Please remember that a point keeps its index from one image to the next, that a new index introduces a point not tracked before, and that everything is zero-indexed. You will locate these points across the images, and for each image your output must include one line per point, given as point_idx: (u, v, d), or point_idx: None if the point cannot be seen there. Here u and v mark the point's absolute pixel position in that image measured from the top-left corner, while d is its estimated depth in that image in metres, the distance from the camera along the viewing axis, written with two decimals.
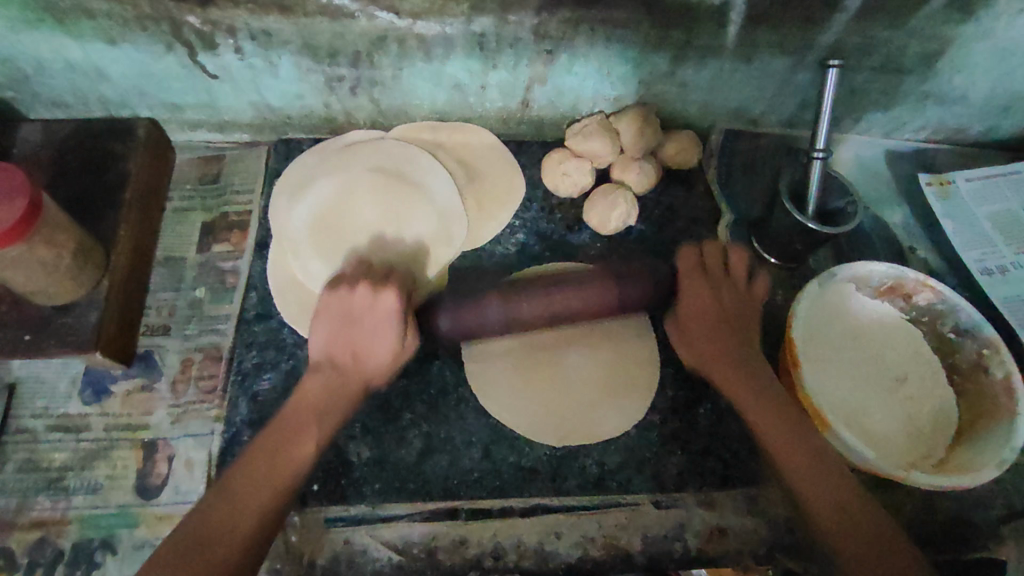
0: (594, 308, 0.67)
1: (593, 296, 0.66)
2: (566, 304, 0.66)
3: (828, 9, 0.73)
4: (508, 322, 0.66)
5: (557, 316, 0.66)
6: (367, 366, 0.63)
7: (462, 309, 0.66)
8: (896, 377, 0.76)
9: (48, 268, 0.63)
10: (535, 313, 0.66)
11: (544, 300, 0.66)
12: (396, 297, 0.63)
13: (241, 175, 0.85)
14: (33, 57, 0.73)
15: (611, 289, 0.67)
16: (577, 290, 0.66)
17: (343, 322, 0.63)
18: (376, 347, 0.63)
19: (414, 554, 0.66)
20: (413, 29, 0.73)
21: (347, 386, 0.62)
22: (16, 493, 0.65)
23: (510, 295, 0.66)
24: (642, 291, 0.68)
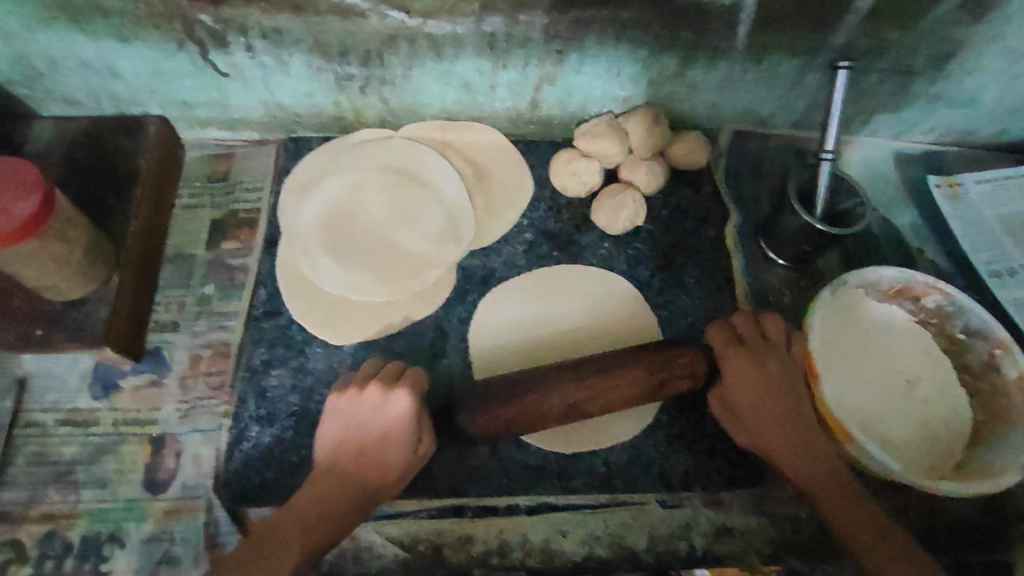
0: (630, 399, 0.62)
1: (628, 383, 0.61)
2: (600, 395, 0.61)
3: (839, 10, 0.73)
4: (538, 418, 0.61)
5: (590, 408, 0.61)
6: (376, 475, 0.59)
7: (488, 407, 0.61)
8: (909, 381, 0.76)
9: (60, 263, 0.63)
10: (567, 405, 0.60)
11: (576, 394, 0.60)
12: (411, 400, 0.59)
13: (251, 173, 0.85)
14: (46, 54, 0.74)
15: (646, 376, 0.61)
16: (612, 381, 0.61)
17: (352, 422, 0.60)
18: (386, 457, 0.59)
19: (420, 551, 0.67)
20: (423, 28, 0.73)
21: (356, 497, 0.58)
22: (26, 487, 0.65)
23: (539, 389, 0.61)
24: (679, 375, 0.62)
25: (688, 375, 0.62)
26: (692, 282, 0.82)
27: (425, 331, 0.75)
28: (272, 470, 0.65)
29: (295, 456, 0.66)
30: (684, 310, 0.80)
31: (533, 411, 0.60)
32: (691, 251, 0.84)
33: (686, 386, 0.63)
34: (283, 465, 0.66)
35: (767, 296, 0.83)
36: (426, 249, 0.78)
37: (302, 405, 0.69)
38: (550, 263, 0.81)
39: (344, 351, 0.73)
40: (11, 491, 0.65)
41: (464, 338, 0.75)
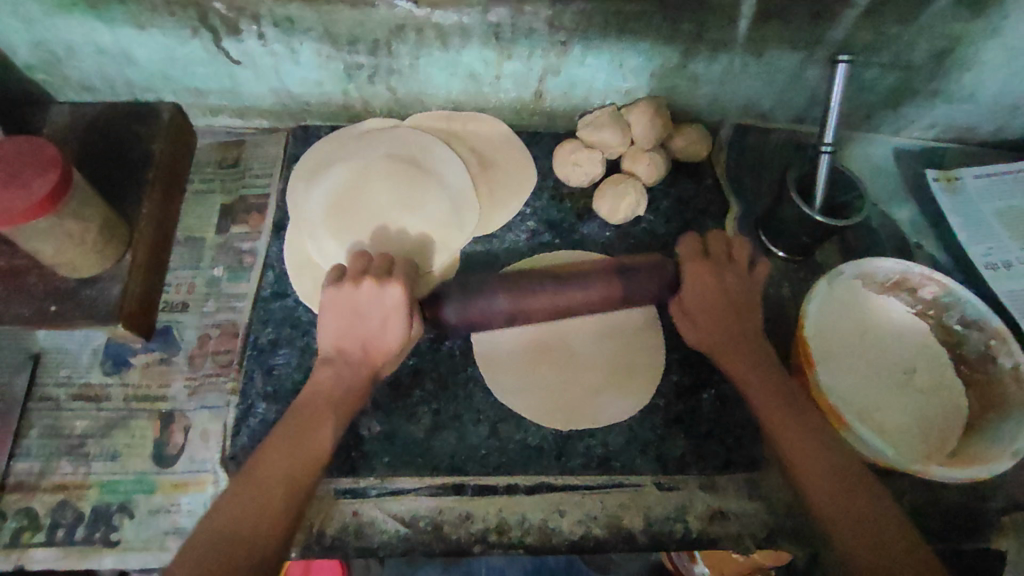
0: (601, 294, 0.69)
1: (600, 277, 0.69)
2: (575, 287, 0.69)
3: (839, 4, 0.74)
4: (520, 307, 0.68)
5: (567, 298, 0.68)
6: (377, 351, 0.65)
7: (473, 299, 0.68)
8: (906, 370, 0.77)
9: (76, 241, 0.65)
10: (548, 296, 0.68)
11: (553, 286, 0.68)
12: (404, 288, 0.65)
13: (260, 160, 0.87)
14: (65, 41, 0.76)
15: (615, 276, 0.69)
16: (583, 275, 0.70)
17: (351, 311, 0.65)
18: (386, 336, 0.64)
19: (420, 527, 0.67)
20: (431, 18, 0.75)
21: (360, 372, 0.64)
22: (40, 458, 0.67)
23: (523, 283, 0.68)
24: (643, 288, 0.70)
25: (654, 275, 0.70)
26: None
27: None
28: None
29: None
30: None
31: (514, 299, 0.68)
32: None
33: (653, 287, 0.70)
34: None
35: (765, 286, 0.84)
36: (432, 231, 0.79)
37: (307, 383, 0.70)
38: (552, 251, 0.83)
39: None
40: (25, 462, 0.67)
41: None
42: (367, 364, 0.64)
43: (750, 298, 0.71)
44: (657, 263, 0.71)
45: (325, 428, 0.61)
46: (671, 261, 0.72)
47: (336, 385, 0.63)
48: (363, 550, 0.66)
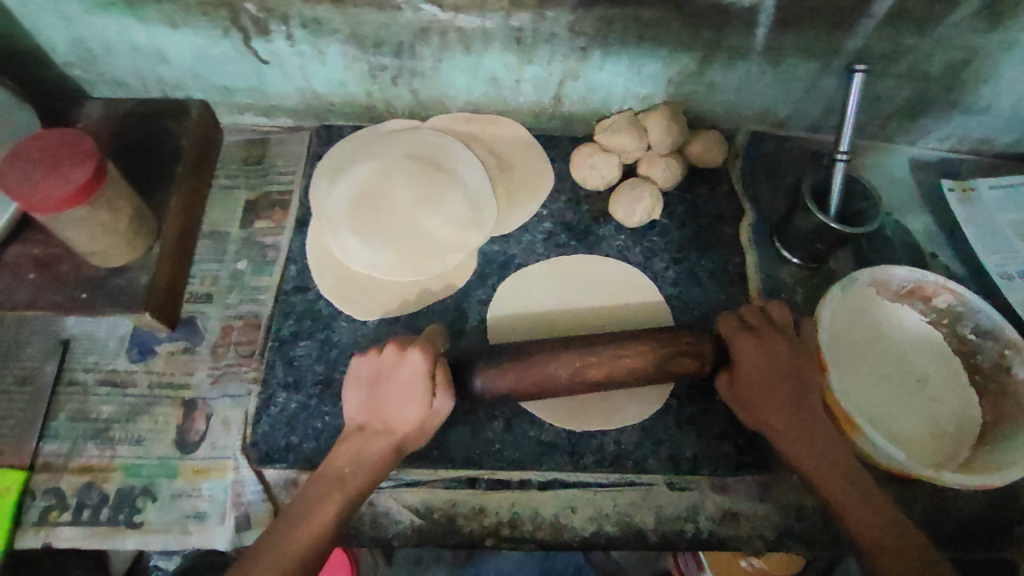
0: (633, 380, 0.65)
1: (633, 368, 0.64)
2: (603, 379, 0.64)
3: (856, 14, 0.75)
4: (545, 392, 0.65)
5: (594, 389, 0.65)
6: (404, 428, 0.61)
7: (500, 376, 0.65)
8: (919, 379, 0.77)
9: (108, 230, 0.67)
10: (575, 384, 0.64)
11: (580, 378, 0.64)
12: (427, 357, 0.61)
13: (285, 158, 0.89)
14: (102, 38, 0.79)
15: (649, 365, 0.64)
16: (616, 366, 0.64)
17: (377, 387, 0.62)
18: (407, 412, 0.61)
19: (434, 518, 0.69)
20: (455, 22, 0.77)
21: (384, 449, 0.61)
22: (67, 440, 0.69)
23: (546, 368, 0.64)
24: (678, 361, 0.65)
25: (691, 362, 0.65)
26: (705, 276, 0.84)
27: (446, 311, 0.78)
28: (297, 434, 0.69)
29: (319, 421, 0.69)
30: (697, 302, 0.82)
31: (542, 387, 0.64)
32: (706, 246, 0.86)
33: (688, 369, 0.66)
34: (307, 430, 0.69)
35: (778, 291, 0.85)
36: (450, 230, 0.81)
37: (326, 374, 0.72)
38: (569, 253, 0.84)
39: (367, 326, 0.76)
40: (52, 443, 0.69)
41: (483, 318, 0.78)
42: (390, 440, 0.61)
43: (806, 372, 0.65)
44: (698, 341, 0.66)
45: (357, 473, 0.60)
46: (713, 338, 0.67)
47: (364, 455, 0.61)
48: (379, 539, 0.68)
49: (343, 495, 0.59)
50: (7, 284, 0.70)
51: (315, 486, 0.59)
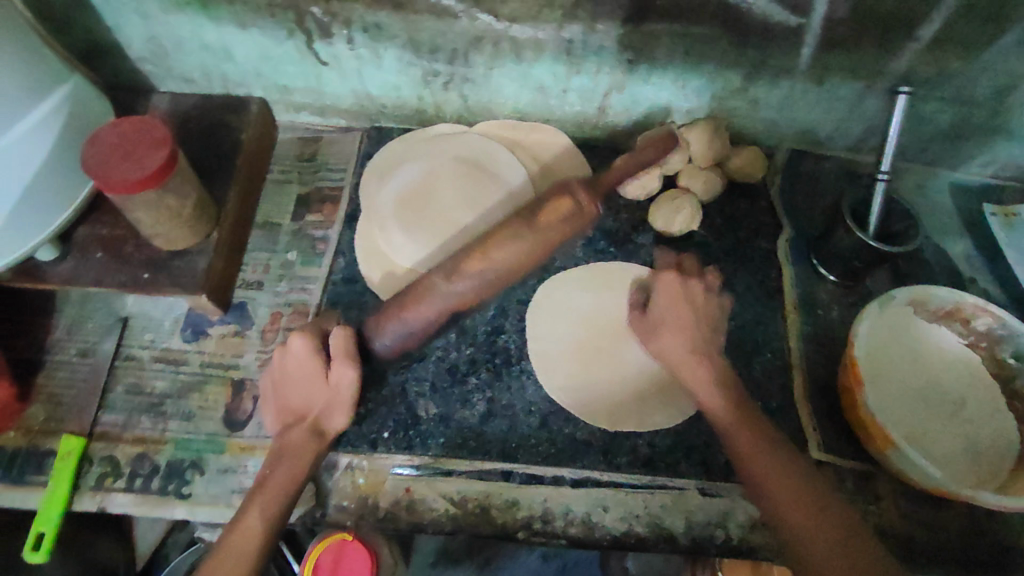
0: (518, 263, 0.72)
1: (510, 252, 0.71)
2: (484, 270, 0.71)
3: (902, 37, 0.77)
4: (444, 302, 0.70)
5: (481, 280, 0.71)
6: (316, 409, 0.66)
7: (393, 329, 0.70)
8: (953, 403, 0.77)
9: (173, 214, 0.71)
10: (461, 287, 0.70)
11: (460, 279, 0.70)
12: (309, 339, 0.66)
13: (336, 156, 0.93)
14: (175, 36, 0.83)
15: (526, 243, 0.71)
16: (489, 252, 0.70)
17: (286, 373, 0.67)
18: (315, 391, 0.66)
19: (468, 508, 0.70)
20: (508, 31, 0.80)
21: (301, 435, 0.64)
22: (123, 412, 0.72)
23: (429, 290, 0.70)
24: (553, 213, 0.72)
25: (567, 217, 0.72)
26: (742, 287, 0.86)
27: (486, 309, 0.81)
28: None
29: (363, 406, 0.74)
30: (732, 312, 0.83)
31: (430, 306, 0.70)
32: (743, 260, 0.88)
33: (567, 229, 0.73)
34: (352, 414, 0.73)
35: (814, 307, 0.85)
36: None
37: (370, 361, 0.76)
38: (608, 259, 0.85)
39: None
40: (110, 414, 0.72)
41: (522, 317, 0.80)
42: (306, 426, 0.65)
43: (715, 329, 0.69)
44: (561, 195, 0.73)
45: (285, 470, 0.63)
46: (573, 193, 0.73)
47: (288, 443, 0.64)
48: (415, 525, 0.70)
49: (270, 498, 0.61)
50: (76, 262, 0.74)
51: (247, 505, 0.61)
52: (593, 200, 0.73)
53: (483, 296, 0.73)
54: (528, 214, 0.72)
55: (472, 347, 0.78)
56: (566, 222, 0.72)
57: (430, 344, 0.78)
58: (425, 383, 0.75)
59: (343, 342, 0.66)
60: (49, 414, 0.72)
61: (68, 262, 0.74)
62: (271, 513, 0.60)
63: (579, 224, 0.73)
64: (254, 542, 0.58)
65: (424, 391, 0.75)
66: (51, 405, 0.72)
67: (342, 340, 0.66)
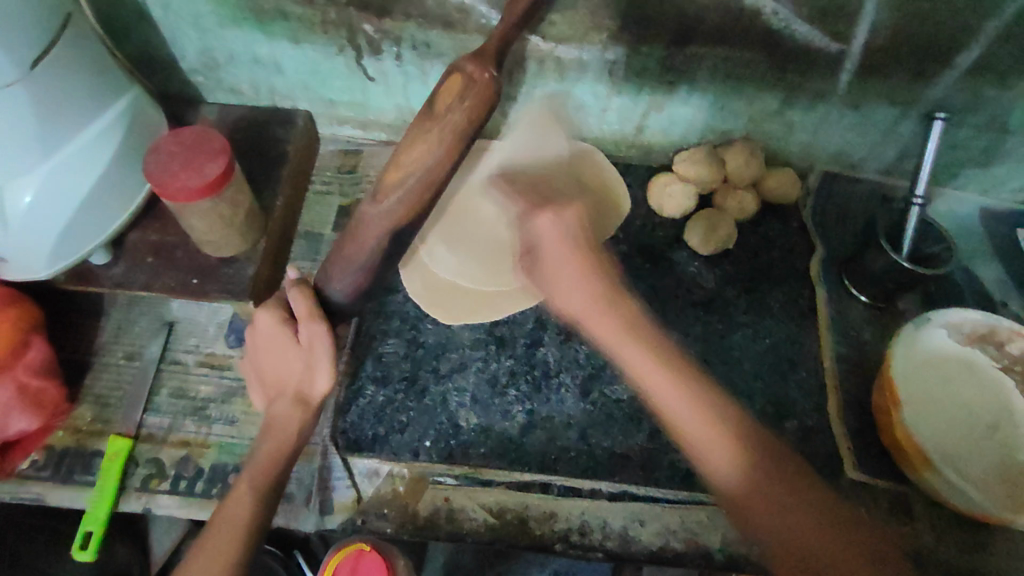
0: (441, 161, 0.56)
1: (424, 155, 0.56)
2: (405, 178, 0.57)
3: (941, 65, 0.79)
4: (381, 227, 0.58)
5: (406, 191, 0.57)
6: (296, 378, 0.65)
7: (342, 273, 0.62)
8: (988, 426, 0.75)
9: (226, 221, 0.72)
10: (389, 205, 0.57)
11: (385, 197, 0.58)
12: (273, 311, 0.65)
13: (377, 169, 0.95)
14: (228, 50, 0.86)
15: (438, 145, 0.56)
16: (399, 160, 0.57)
17: (262, 350, 0.67)
18: (289, 363, 0.65)
19: (507, 518, 0.72)
20: (554, 52, 0.82)
21: (287, 405, 0.65)
22: (168, 415, 0.74)
23: (360, 221, 0.59)
24: (444, 97, 0.57)
25: (465, 94, 0.57)
26: (776, 306, 0.86)
27: (525, 321, 0.82)
28: (383, 426, 0.73)
29: (404, 415, 0.74)
30: (769, 330, 0.84)
31: (369, 237, 0.59)
32: (774, 278, 0.88)
33: (470, 107, 0.57)
34: (393, 423, 0.74)
35: (847, 327, 0.86)
36: None
37: (411, 370, 0.77)
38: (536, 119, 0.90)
39: (451, 330, 0.80)
40: (156, 417, 0.74)
41: (561, 330, 0.81)
42: (289, 394, 0.65)
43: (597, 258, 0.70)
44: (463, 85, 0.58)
45: (272, 441, 0.64)
46: (459, 72, 0.58)
47: (275, 416, 0.65)
48: (453, 535, 0.71)
49: (260, 469, 0.63)
50: (128, 266, 0.75)
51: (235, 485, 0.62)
52: (484, 66, 0.58)
53: (431, 210, 0.60)
54: (425, 110, 0.57)
55: (512, 359, 0.79)
56: (466, 99, 0.57)
57: (470, 356, 0.79)
58: (465, 394, 0.76)
59: (302, 299, 0.63)
60: (97, 415, 0.73)
61: (120, 266, 0.75)
62: (261, 486, 0.62)
63: (479, 98, 0.57)
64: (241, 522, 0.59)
65: (465, 401, 0.76)
66: (99, 407, 0.74)
67: (302, 298, 0.63)
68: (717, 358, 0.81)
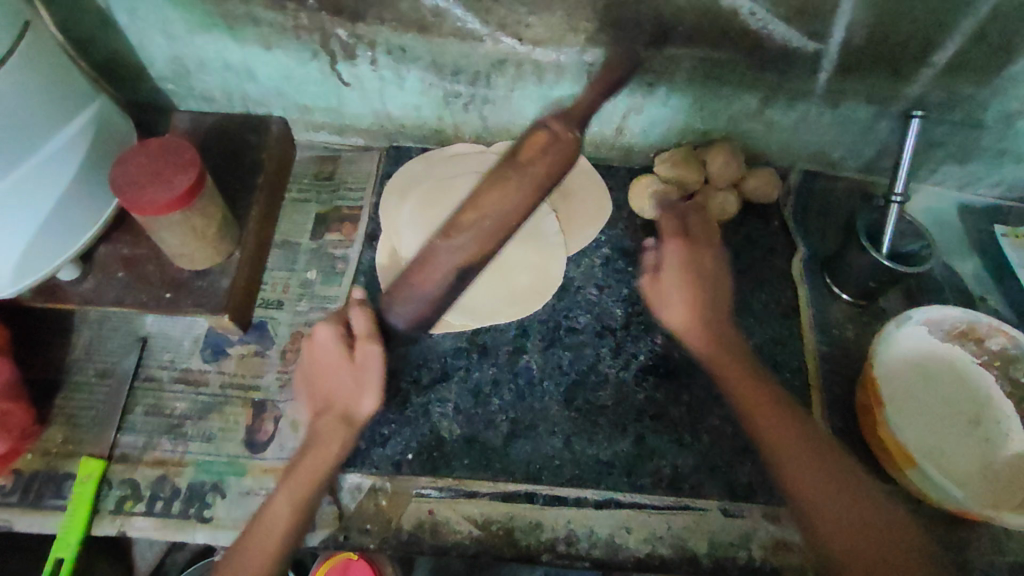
0: (514, 210, 0.69)
1: (500, 201, 0.69)
2: (479, 220, 0.69)
3: (917, 63, 0.79)
4: (450, 258, 0.68)
5: (478, 230, 0.69)
6: (342, 397, 0.66)
7: (405, 301, 0.67)
8: (969, 421, 0.76)
9: (198, 234, 0.70)
10: (459, 242, 0.68)
11: (457, 235, 0.69)
12: (331, 325, 0.68)
13: (355, 175, 0.93)
14: (198, 56, 0.84)
15: (517, 190, 0.69)
16: (478, 205, 0.69)
17: (314, 361, 0.68)
18: (341, 380, 0.67)
19: (492, 530, 0.70)
20: (531, 54, 0.81)
21: (331, 424, 0.65)
22: (143, 434, 0.72)
23: (430, 253, 0.68)
24: (528, 147, 0.70)
25: (547, 148, 0.70)
26: (759, 307, 0.86)
27: (507, 328, 0.81)
28: (363, 439, 0.73)
29: (386, 428, 0.74)
30: (753, 331, 0.84)
31: (434, 270, 0.67)
32: (754, 279, 0.88)
33: (551, 162, 0.70)
34: (375, 435, 0.74)
35: (829, 327, 0.86)
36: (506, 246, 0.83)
37: (392, 382, 0.76)
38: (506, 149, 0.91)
39: (431, 339, 0.79)
40: (130, 436, 0.72)
41: (544, 337, 0.81)
42: (333, 413, 0.65)
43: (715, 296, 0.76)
44: (551, 136, 0.70)
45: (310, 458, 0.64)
46: (544, 126, 0.71)
47: (317, 433, 0.65)
48: (438, 548, 0.69)
49: (300, 485, 0.62)
50: (99, 282, 0.73)
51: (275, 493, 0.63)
52: (569, 127, 0.70)
53: (494, 249, 0.70)
54: (510, 163, 0.70)
55: (494, 367, 0.79)
56: (550, 152, 0.70)
57: (453, 364, 0.78)
58: (448, 404, 0.76)
59: (365, 320, 0.67)
60: (67, 436, 0.71)
61: (89, 282, 0.73)
62: (297, 501, 0.62)
63: (563, 152, 0.70)
64: (279, 534, 0.60)
65: (448, 412, 0.75)
66: (70, 427, 0.72)
67: (365, 319, 0.68)
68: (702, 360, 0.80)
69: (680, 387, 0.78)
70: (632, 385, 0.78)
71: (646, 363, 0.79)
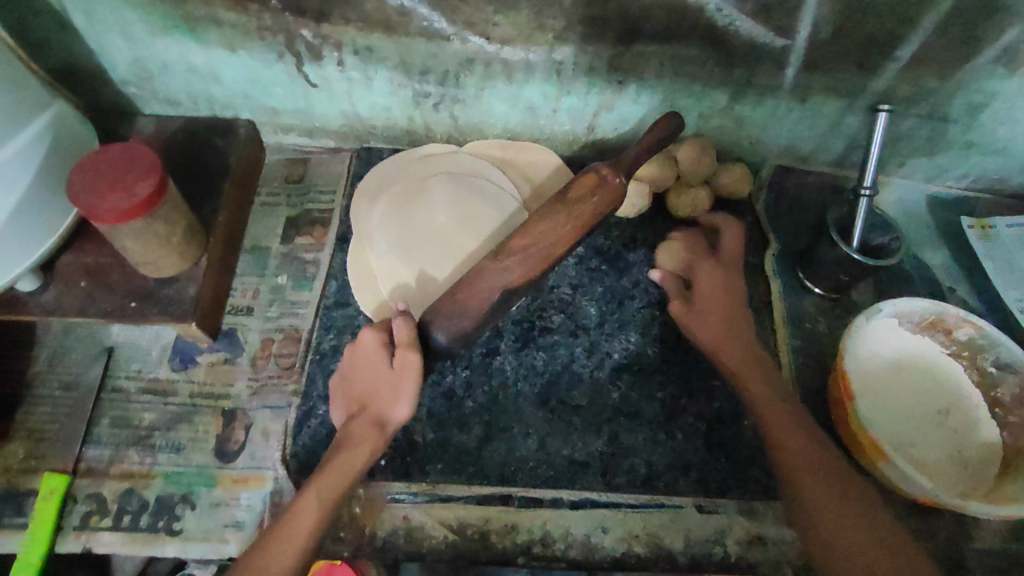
0: (563, 238, 0.72)
1: (549, 229, 0.72)
2: (528, 246, 0.71)
3: (883, 57, 0.79)
4: (495, 279, 0.69)
5: (525, 255, 0.71)
6: (379, 403, 0.65)
7: (450, 316, 0.68)
8: (939, 412, 0.76)
9: (162, 241, 0.69)
10: (508, 263, 0.70)
11: (507, 257, 0.71)
12: (377, 330, 0.68)
13: (325, 178, 0.92)
14: (161, 59, 0.82)
15: (568, 221, 0.72)
16: (527, 232, 0.72)
17: (355, 365, 0.69)
18: (379, 389, 0.66)
19: (467, 534, 0.70)
20: (500, 53, 0.80)
21: (364, 426, 0.64)
22: (109, 446, 0.71)
23: (478, 273, 0.70)
24: (579, 184, 0.74)
25: (596, 189, 0.73)
26: None
27: None
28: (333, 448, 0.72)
29: None
30: None
31: (483, 288, 0.69)
32: None
33: (598, 201, 0.73)
34: None
35: (802, 321, 0.86)
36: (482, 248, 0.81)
37: None
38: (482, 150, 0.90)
39: None
40: (95, 449, 0.71)
41: (517, 337, 0.80)
42: (368, 418, 0.65)
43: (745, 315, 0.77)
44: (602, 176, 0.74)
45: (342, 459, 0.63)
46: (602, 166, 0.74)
47: (350, 436, 0.64)
48: (413, 553, 0.69)
49: (330, 483, 0.61)
50: (60, 292, 0.72)
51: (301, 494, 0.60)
52: (617, 172, 0.74)
53: (537, 276, 0.71)
54: (561, 198, 0.74)
55: (468, 369, 0.78)
56: (598, 193, 0.73)
57: None
58: (421, 408, 0.75)
59: (406, 328, 0.66)
60: (30, 451, 0.70)
61: (50, 292, 0.72)
62: (327, 498, 0.60)
63: (609, 195, 0.73)
64: (301, 538, 0.57)
65: (420, 416, 0.75)
66: (33, 441, 0.71)
67: (407, 327, 0.66)
68: (676, 358, 0.80)
69: (654, 385, 0.78)
70: (606, 384, 0.78)
71: (620, 361, 0.79)
